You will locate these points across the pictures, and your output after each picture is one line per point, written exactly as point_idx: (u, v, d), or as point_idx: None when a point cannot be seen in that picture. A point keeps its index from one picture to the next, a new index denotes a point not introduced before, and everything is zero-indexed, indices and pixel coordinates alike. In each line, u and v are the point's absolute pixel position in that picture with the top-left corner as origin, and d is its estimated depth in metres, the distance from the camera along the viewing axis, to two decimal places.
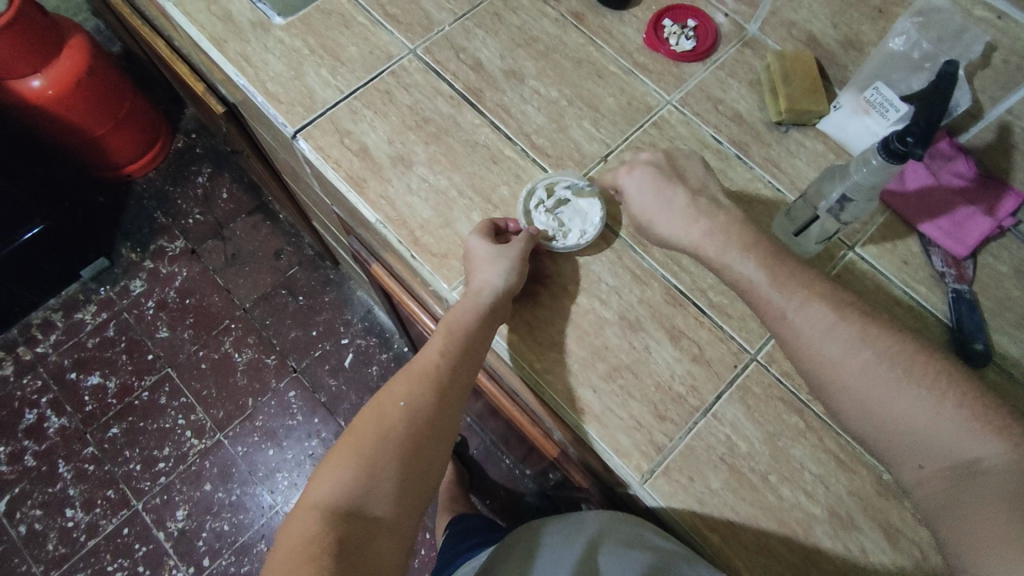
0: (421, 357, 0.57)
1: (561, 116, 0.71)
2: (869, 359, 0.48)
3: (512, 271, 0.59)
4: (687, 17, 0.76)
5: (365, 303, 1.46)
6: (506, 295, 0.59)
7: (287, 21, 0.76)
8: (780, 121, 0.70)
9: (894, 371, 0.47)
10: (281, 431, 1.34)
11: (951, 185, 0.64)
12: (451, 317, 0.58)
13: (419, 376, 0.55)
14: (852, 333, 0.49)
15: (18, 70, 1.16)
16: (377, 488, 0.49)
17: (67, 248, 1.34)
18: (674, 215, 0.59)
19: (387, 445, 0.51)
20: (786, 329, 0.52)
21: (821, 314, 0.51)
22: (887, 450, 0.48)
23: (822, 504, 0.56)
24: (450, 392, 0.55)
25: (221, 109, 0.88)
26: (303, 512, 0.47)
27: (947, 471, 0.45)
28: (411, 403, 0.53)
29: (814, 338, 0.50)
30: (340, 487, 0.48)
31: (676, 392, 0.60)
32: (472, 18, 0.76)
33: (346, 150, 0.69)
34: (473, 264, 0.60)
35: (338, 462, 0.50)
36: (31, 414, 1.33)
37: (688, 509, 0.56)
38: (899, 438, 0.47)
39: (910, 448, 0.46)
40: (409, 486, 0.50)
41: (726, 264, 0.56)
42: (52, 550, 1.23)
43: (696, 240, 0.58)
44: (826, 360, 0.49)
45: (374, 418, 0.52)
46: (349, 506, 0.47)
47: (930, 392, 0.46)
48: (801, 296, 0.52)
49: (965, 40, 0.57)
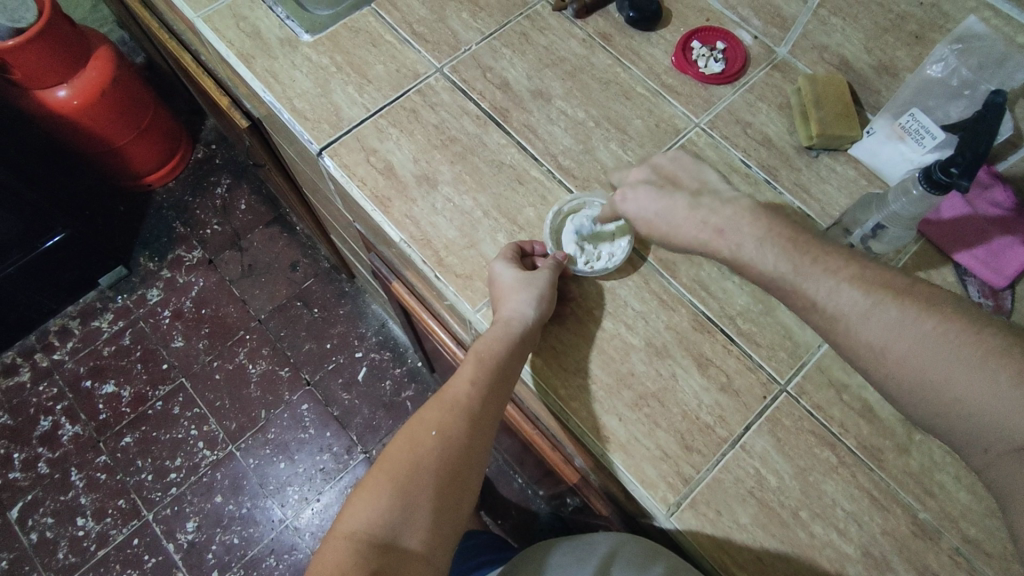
0: (453, 383, 0.56)
1: (588, 137, 0.70)
2: (915, 340, 0.46)
3: (541, 299, 0.58)
4: (716, 39, 0.75)
5: (380, 316, 1.45)
6: (535, 324, 0.58)
7: (315, 38, 0.76)
8: (811, 145, 0.69)
9: (945, 353, 0.45)
10: (293, 444, 1.33)
11: (987, 214, 0.62)
12: (480, 343, 0.57)
13: (451, 406, 0.55)
14: (892, 314, 0.47)
15: (45, 80, 1.17)
16: (410, 519, 0.51)
17: (87, 256, 1.35)
18: (680, 220, 0.56)
19: (420, 477, 0.52)
20: (821, 318, 0.49)
21: (858, 298, 0.48)
22: (949, 431, 0.46)
23: (855, 543, 0.54)
24: (483, 421, 0.55)
25: (245, 123, 0.88)
26: (340, 542, 0.50)
27: (1011, 454, 0.43)
28: (442, 433, 0.53)
29: (853, 323, 0.48)
30: (375, 519, 0.50)
31: (704, 422, 0.58)
32: (499, 38, 0.76)
33: (372, 168, 0.69)
34: (500, 291, 0.59)
35: (372, 491, 0.52)
36: (46, 421, 1.33)
37: (715, 544, 0.55)
38: (956, 420, 0.45)
39: (970, 430, 0.44)
40: (441, 516, 0.52)
41: (743, 254, 0.53)
42: (62, 559, 1.22)
43: (709, 240, 0.54)
44: (870, 347, 0.47)
45: (407, 446, 0.53)
46: (383, 538, 0.50)
47: (984, 369, 0.43)
48: (831, 281, 0.49)
49: (1007, 69, 0.56)
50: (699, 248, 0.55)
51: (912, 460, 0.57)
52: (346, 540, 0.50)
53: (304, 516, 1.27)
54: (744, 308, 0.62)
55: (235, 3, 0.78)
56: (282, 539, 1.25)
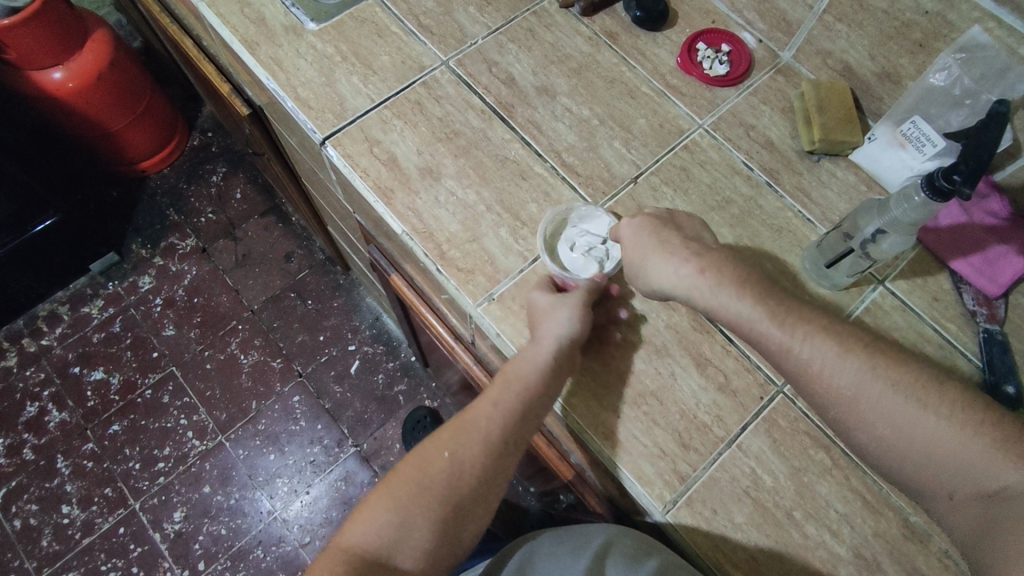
0: (475, 407, 0.57)
1: (592, 135, 0.71)
2: (885, 391, 0.48)
3: (575, 320, 0.57)
4: (721, 41, 0.76)
5: (374, 309, 1.45)
6: (573, 344, 0.57)
7: (320, 27, 0.75)
8: (812, 150, 0.69)
9: (908, 403, 0.47)
10: (283, 436, 1.32)
11: (983, 223, 0.63)
12: (512, 364, 0.57)
13: (467, 429, 0.56)
14: (861, 364, 0.49)
15: (40, 61, 1.15)
16: (406, 539, 0.53)
17: (78, 241, 1.33)
18: (666, 254, 0.56)
19: (424, 499, 0.54)
20: (793, 366, 0.50)
21: (828, 347, 0.49)
22: (917, 481, 0.48)
23: (848, 544, 0.55)
24: (498, 450, 0.56)
25: (246, 111, 0.87)
26: (337, 552, 0.52)
27: (976, 500, 0.46)
28: (454, 455, 0.55)
29: (827, 373, 0.49)
30: (375, 535, 0.53)
31: (701, 421, 0.59)
32: (505, 33, 0.76)
33: (375, 159, 0.68)
34: (535, 315, 0.58)
35: (375, 506, 0.54)
36: (32, 407, 1.31)
37: (709, 542, 0.55)
38: (924, 469, 0.47)
39: (938, 478, 0.47)
40: (439, 540, 0.54)
41: (717, 296, 0.53)
42: (45, 546, 1.21)
43: (688, 279, 0.55)
44: (841, 395, 0.49)
45: (418, 466, 0.55)
46: (378, 555, 0.52)
47: (945, 418, 0.47)
48: (803, 330, 0.50)
49: (1009, 79, 0.57)
50: (675, 288, 0.56)
51: None
52: (343, 552, 0.52)
53: (292, 509, 1.26)
54: None
55: None
56: (270, 531, 1.25)
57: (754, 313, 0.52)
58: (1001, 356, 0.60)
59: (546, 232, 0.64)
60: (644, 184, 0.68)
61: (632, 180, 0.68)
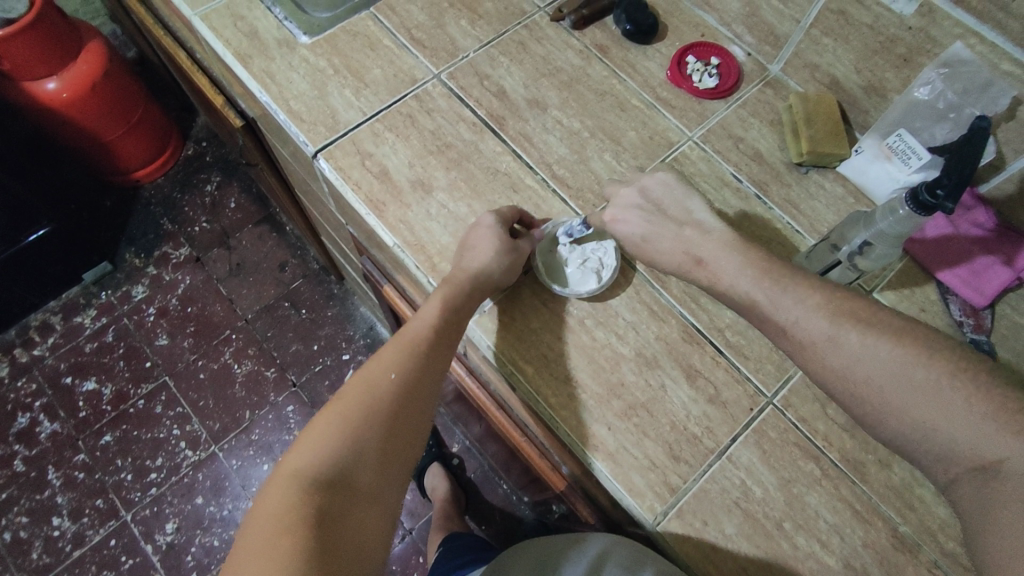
0: (410, 328, 0.57)
1: (582, 147, 0.71)
2: (886, 357, 0.46)
3: (510, 255, 0.60)
4: (710, 55, 0.77)
5: (368, 319, 1.45)
6: (497, 285, 0.60)
7: (313, 40, 0.76)
8: (800, 162, 0.70)
9: (909, 370, 0.45)
10: (277, 446, 1.32)
11: (970, 234, 0.64)
12: (445, 294, 0.58)
13: (409, 348, 0.55)
14: (862, 331, 0.47)
15: (34, 71, 1.15)
16: (363, 458, 0.49)
17: (71, 251, 1.33)
18: (666, 247, 0.58)
19: (376, 418, 0.51)
20: (791, 340, 0.50)
21: (827, 316, 0.49)
22: (920, 452, 0.45)
23: (838, 555, 0.55)
24: (438, 368, 0.56)
25: (239, 123, 0.88)
26: (286, 479, 0.47)
27: (976, 473, 0.42)
28: (399, 375, 0.53)
29: (822, 348, 0.48)
30: (326, 455, 0.48)
31: (692, 433, 0.59)
32: (496, 46, 0.77)
33: (367, 172, 0.69)
34: (472, 243, 0.61)
35: (323, 429, 0.50)
36: (23, 418, 1.30)
37: (699, 553, 0.55)
38: (924, 440, 0.44)
39: (940, 451, 0.44)
40: (392, 460, 0.51)
41: (724, 279, 0.55)
42: (36, 559, 1.20)
43: (689, 269, 0.57)
44: (837, 367, 0.47)
45: (364, 387, 0.52)
46: (332, 475, 0.48)
47: (951, 385, 0.44)
48: (808, 302, 0.50)
49: (991, 94, 0.58)
50: (677, 272, 0.58)
51: (894, 473, 0.58)
52: (295, 477, 0.47)
53: None
54: (732, 321, 0.63)
55: (233, 3, 0.78)
56: None
57: (756, 292, 0.53)
58: None
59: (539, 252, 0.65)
60: None
61: None
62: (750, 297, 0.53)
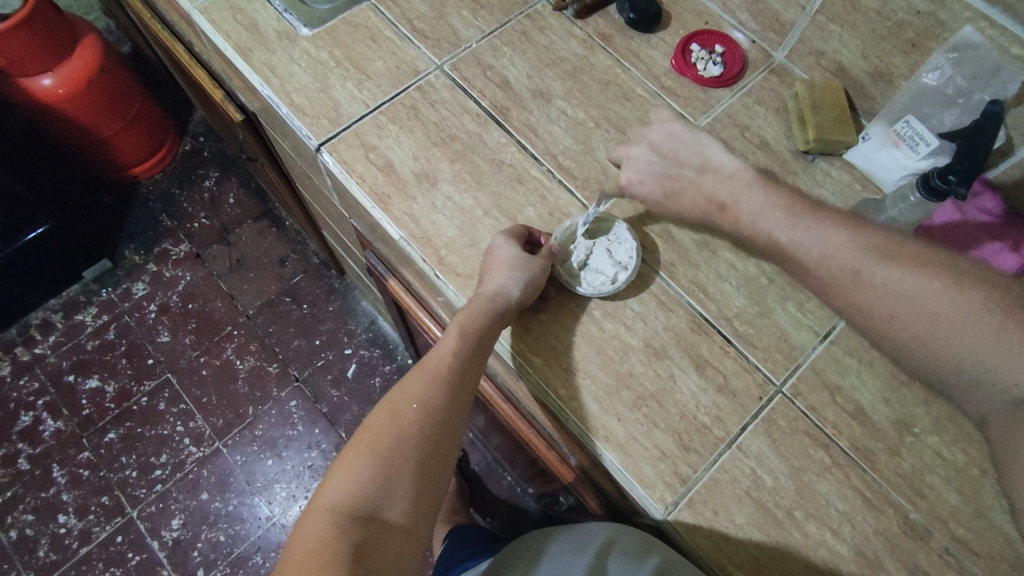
0: (434, 353, 0.57)
1: (587, 137, 0.71)
2: (914, 292, 0.47)
3: (529, 283, 0.59)
4: (714, 43, 0.76)
5: (370, 313, 1.45)
6: (517, 305, 0.59)
7: (314, 32, 0.75)
8: (807, 150, 0.70)
9: (939, 298, 0.46)
10: (281, 441, 1.32)
11: (978, 220, 0.62)
12: (465, 314, 0.57)
13: (432, 377, 0.55)
14: (885, 270, 0.48)
15: (29, 68, 1.14)
16: (392, 492, 0.50)
17: (70, 249, 1.32)
18: (680, 201, 0.58)
19: (402, 449, 0.51)
20: (813, 278, 0.51)
21: (848, 257, 0.49)
22: (951, 381, 0.47)
23: (848, 543, 0.55)
24: (464, 391, 0.56)
25: (239, 117, 0.87)
26: (321, 515, 0.48)
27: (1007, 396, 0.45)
28: (424, 405, 0.53)
29: (849, 284, 0.49)
30: (357, 490, 0.49)
31: (701, 423, 0.59)
32: (499, 36, 0.76)
33: (371, 165, 0.68)
34: (491, 266, 0.60)
35: (353, 462, 0.50)
36: (26, 416, 1.30)
37: (710, 543, 0.55)
38: (960, 372, 0.46)
39: (974, 381, 0.46)
40: (421, 489, 0.51)
41: (762, 222, 0.53)
42: (42, 557, 1.20)
43: (713, 217, 0.56)
44: (869, 307, 0.48)
45: (390, 418, 0.52)
46: (364, 510, 0.48)
47: (977, 311, 0.45)
48: (823, 244, 0.50)
49: (1000, 78, 0.57)
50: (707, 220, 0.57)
51: (904, 461, 0.58)
52: (328, 512, 0.48)
53: (291, 513, 1.26)
54: (741, 310, 0.63)
55: None
56: (269, 537, 1.24)
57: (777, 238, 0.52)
58: None
59: (558, 258, 0.63)
60: None
61: None
62: (778, 241, 0.52)
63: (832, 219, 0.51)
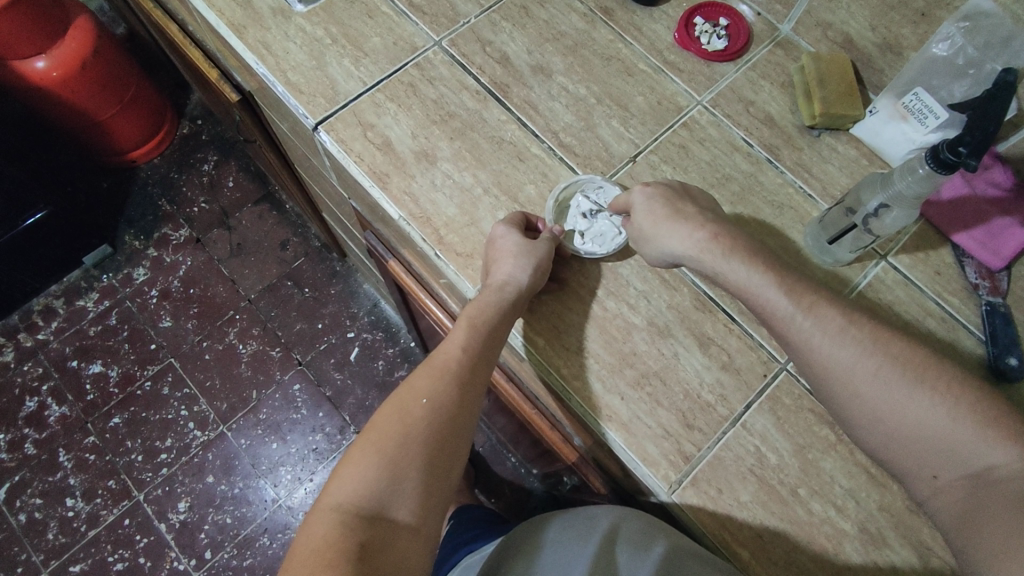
0: (443, 349, 0.57)
1: (589, 114, 0.69)
2: (882, 364, 0.48)
3: (536, 267, 0.58)
4: (719, 15, 0.74)
5: (372, 296, 1.44)
6: (527, 291, 0.58)
7: (309, 8, 0.73)
8: (813, 125, 0.68)
9: (904, 377, 0.48)
10: (285, 425, 1.32)
11: (986, 195, 0.63)
12: (473, 309, 0.57)
13: (441, 372, 0.55)
14: (863, 338, 0.50)
15: (23, 51, 1.13)
16: (399, 491, 0.49)
17: (70, 234, 1.32)
18: (673, 222, 0.57)
19: (409, 446, 0.51)
20: (794, 335, 0.51)
21: (833, 319, 0.51)
22: (903, 460, 0.48)
23: (853, 519, 0.55)
24: (473, 388, 0.55)
25: (235, 98, 0.86)
26: (327, 514, 0.47)
27: (959, 479, 0.45)
28: (432, 401, 0.53)
29: (828, 344, 0.50)
30: (364, 489, 0.49)
31: (705, 401, 0.58)
32: (498, 11, 0.74)
33: (369, 143, 0.67)
34: (496, 254, 0.59)
35: (360, 461, 0.50)
36: (31, 402, 1.31)
37: (714, 520, 0.55)
38: (915, 447, 0.47)
39: (925, 457, 0.47)
40: (429, 487, 0.51)
41: (743, 276, 0.53)
42: (52, 539, 1.21)
43: (700, 245, 0.55)
44: (841, 369, 0.49)
45: (397, 414, 0.52)
46: (371, 509, 0.48)
47: (938, 395, 0.47)
48: (808, 302, 0.51)
49: (1013, 48, 0.56)
50: (685, 254, 0.56)
51: None
52: (334, 512, 0.47)
53: (296, 496, 1.27)
54: None
55: None
56: (275, 519, 1.25)
57: (761, 280, 0.53)
58: (1004, 329, 0.59)
59: (561, 237, 0.63)
60: (643, 164, 0.67)
61: (631, 160, 0.67)
62: (756, 283, 0.53)
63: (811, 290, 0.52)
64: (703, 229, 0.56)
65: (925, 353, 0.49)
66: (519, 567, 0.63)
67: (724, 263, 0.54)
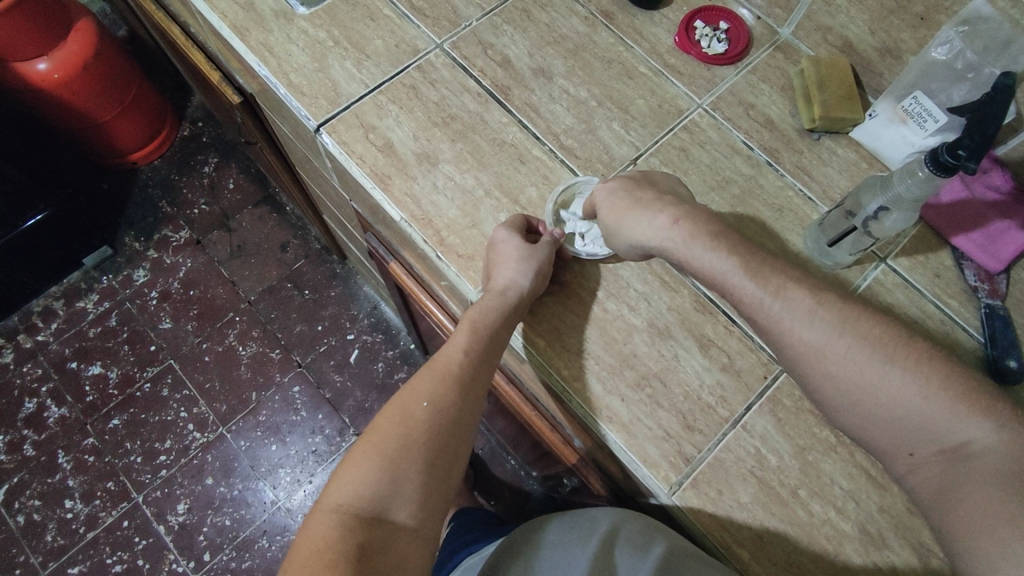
0: (444, 352, 0.57)
1: (590, 117, 0.70)
2: (851, 343, 0.47)
3: (537, 271, 0.58)
4: (719, 19, 0.75)
5: (372, 298, 1.44)
6: (528, 295, 0.58)
7: (311, 10, 0.74)
8: (813, 128, 0.69)
9: (874, 355, 0.46)
10: (285, 426, 1.32)
11: (985, 198, 0.62)
12: (475, 312, 0.57)
13: (443, 375, 0.55)
14: (831, 318, 0.48)
15: (24, 52, 1.13)
16: (400, 493, 0.49)
17: (70, 235, 1.32)
18: (638, 210, 0.56)
19: (410, 449, 0.51)
20: (763, 319, 0.50)
21: (799, 301, 0.49)
22: (880, 440, 0.47)
23: (853, 520, 0.55)
24: (474, 391, 0.55)
25: (237, 99, 0.86)
26: (327, 516, 0.47)
27: (937, 456, 0.44)
28: (433, 404, 0.53)
29: (797, 327, 0.48)
30: (364, 491, 0.49)
31: (706, 403, 0.59)
32: (500, 14, 0.75)
33: (371, 145, 0.67)
34: (497, 257, 0.59)
35: (361, 463, 0.50)
36: (31, 403, 1.31)
37: (714, 521, 0.55)
38: (891, 427, 0.46)
39: (902, 435, 0.45)
40: (430, 490, 0.51)
41: (706, 262, 0.52)
42: (50, 541, 1.21)
43: (663, 230, 0.54)
44: (811, 352, 0.48)
45: (398, 417, 0.52)
46: (371, 511, 0.48)
47: (911, 371, 0.45)
48: (775, 285, 0.50)
49: (1012, 51, 0.56)
50: (653, 241, 0.55)
51: None
52: (334, 514, 0.48)
53: (296, 498, 1.27)
54: None
55: None
56: (274, 521, 1.25)
57: (725, 265, 0.51)
58: (1003, 332, 0.59)
59: (561, 240, 0.63)
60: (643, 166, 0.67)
61: (632, 162, 0.68)
62: (718, 268, 0.52)
63: (780, 272, 0.51)
64: (666, 213, 0.55)
65: (896, 327, 0.48)
66: (518, 568, 0.63)
67: (689, 248, 0.53)
